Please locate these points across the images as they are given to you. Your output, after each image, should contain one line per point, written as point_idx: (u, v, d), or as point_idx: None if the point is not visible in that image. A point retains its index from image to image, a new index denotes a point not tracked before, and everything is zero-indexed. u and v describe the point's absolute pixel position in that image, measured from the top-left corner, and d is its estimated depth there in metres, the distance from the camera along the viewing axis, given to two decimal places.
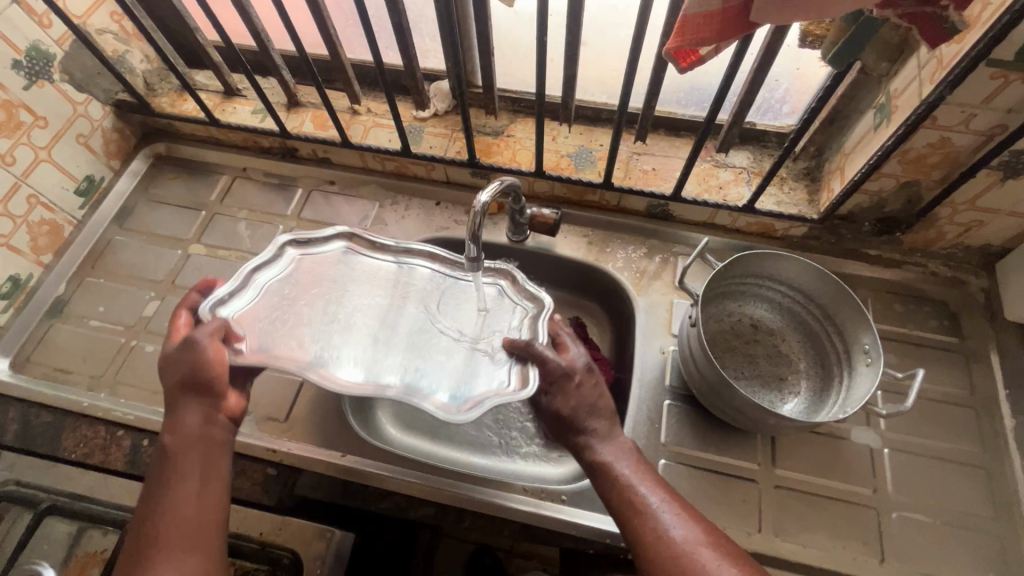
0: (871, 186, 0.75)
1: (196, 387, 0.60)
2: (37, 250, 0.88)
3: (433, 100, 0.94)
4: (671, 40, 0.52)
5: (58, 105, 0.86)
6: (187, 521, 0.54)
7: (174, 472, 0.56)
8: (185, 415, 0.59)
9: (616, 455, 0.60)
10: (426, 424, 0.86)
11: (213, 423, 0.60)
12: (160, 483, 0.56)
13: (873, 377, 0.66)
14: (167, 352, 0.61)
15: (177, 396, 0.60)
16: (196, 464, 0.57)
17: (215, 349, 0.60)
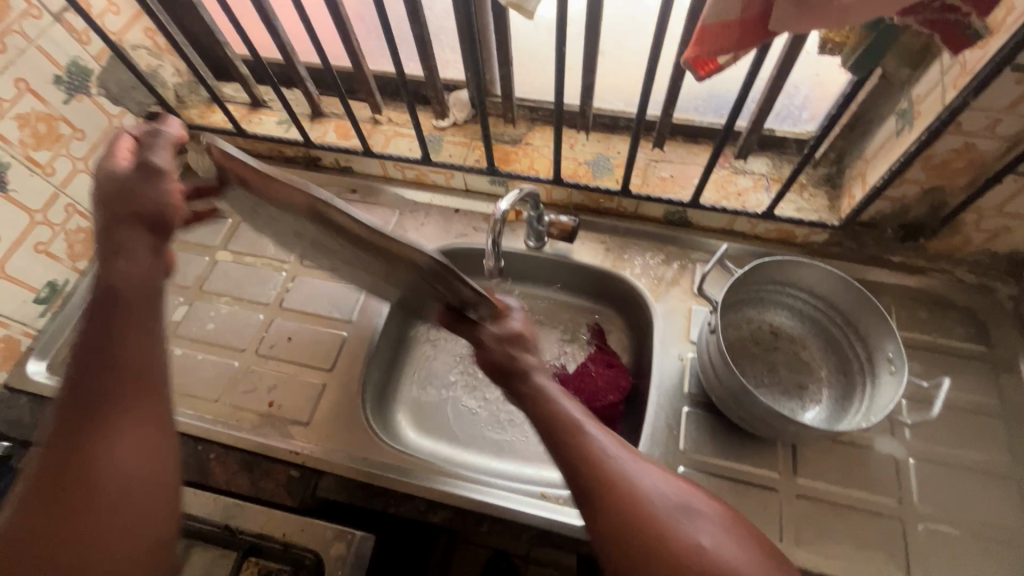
0: (894, 192, 0.74)
1: (151, 220, 0.55)
2: (74, 256, 0.91)
3: (453, 110, 0.96)
4: (689, 49, 0.53)
5: (95, 118, 0.89)
6: (124, 355, 0.47)
7: (115, 313, 0.48)
8: (133, 245, 0.53)
9: (553, 387, 0.55)
10: (446, 429, 0.87)
11: (161, 260, 0.54)
12: (93, 312, 0.48)
13: (896, 386, 0.65)
14: (122, 175, 0.55)
15: (127, 221, 0.54)
16: (132, 301, 0.50)
17: (174, 193, 0.56)
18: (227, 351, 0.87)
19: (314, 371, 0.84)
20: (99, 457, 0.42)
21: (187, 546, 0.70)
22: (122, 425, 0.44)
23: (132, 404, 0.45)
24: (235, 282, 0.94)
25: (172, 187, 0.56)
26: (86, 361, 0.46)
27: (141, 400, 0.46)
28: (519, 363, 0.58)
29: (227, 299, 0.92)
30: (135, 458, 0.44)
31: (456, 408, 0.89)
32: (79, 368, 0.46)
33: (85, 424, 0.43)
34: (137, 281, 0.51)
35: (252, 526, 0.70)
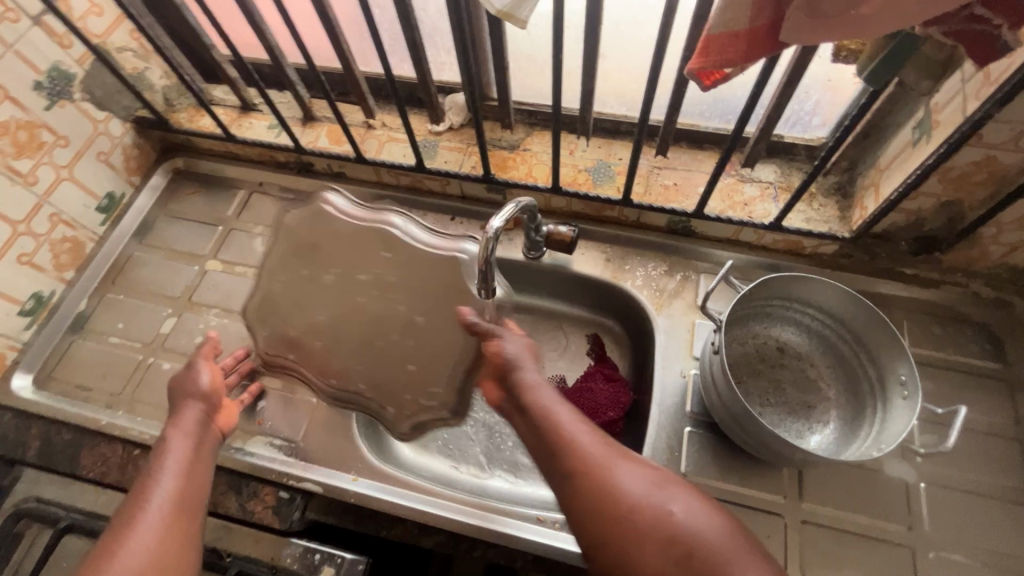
0: (909, 205, 0.71)
1: (197, 398, 0.66)
2: (59, 267, 0.89)
3: (448, 114, 0.93)
4: (693, 60, 0.49)
5: (79, 125, 0.87)
6: (184, 487, 0.57)
7: (169, 456, 0.59)
8: (184, 414, 0.64)
9: (540, 388, 0.60)
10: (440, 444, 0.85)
11: (210, 426, 0.65)
12: (154, 462, 0.59)
13: (908, 412, 0.62)
14: (175, 381, 0.68)
15: (179, 402, 0.66)
16: (186, 445, 0.61)
17: (211, 374, 0.69)
18: None
19: (305, 386, 0.82)
20: (144, 540, 0.51)
21: None
22: (164, 520, 0.53)
23: (183, 514, 0.55)
24: (225, 292, 0.91)
25: (210, 371, 0.69)
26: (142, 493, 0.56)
27: (185, 513, 0.55)
28: (513, 368, 0.62)
29: (216, 310, 0.90)
30: (156, 546, 0.51)
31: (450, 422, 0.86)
32: (136, 491, 0.56)
33: (132, 529, 0.52)
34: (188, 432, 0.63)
35: (242, 549, 0.71)
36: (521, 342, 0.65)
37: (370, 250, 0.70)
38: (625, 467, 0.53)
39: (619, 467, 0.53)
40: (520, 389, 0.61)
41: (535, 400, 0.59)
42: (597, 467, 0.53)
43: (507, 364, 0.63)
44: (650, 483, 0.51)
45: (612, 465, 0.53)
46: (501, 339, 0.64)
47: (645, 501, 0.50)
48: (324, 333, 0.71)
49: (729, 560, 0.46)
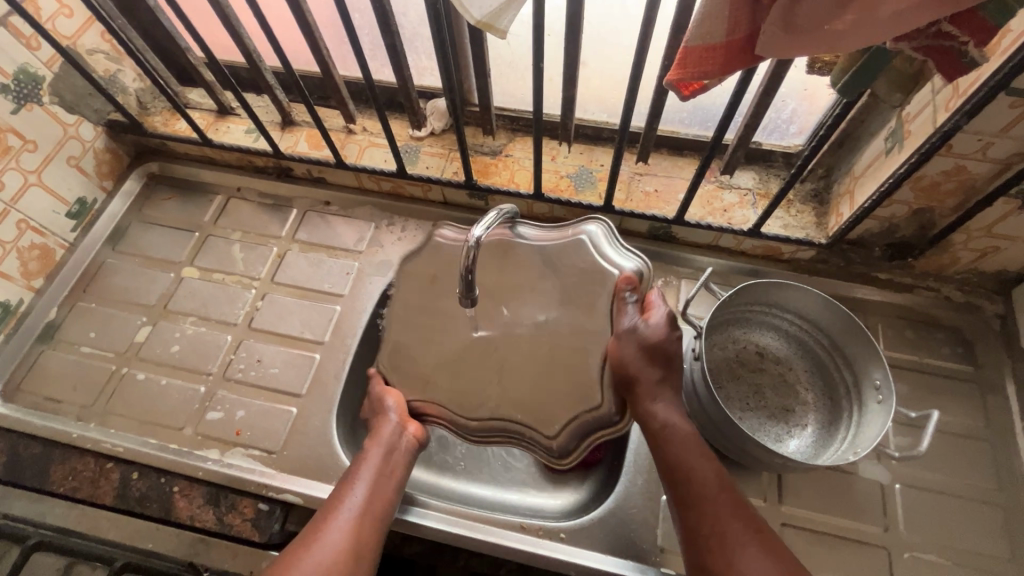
0: (882, 212, 0.72)
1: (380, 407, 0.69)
2: (28, 275, 0.86)
3: (430, 119, 0.92)
4: (672, 71, 0.50)
5: (48, 128, 0.84)
6: (368, 505, 0.62)
7: (366, 469, 0.64)
8: (383, 424, 0.67)
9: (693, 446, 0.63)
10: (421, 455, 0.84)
11: (404, 437, 0.67)
12: (354, 467, 0.65)
13: (884, 416, 0.63)
14: (371, 396, 0.71)
15: (379, 410, 0.69)
16: (380, 459, 0.65)
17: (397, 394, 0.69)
18: (193, 375, 0.83)
19: (285, 396, 0.81)
20: (325, 552, 0.57)
21: None
22: (347, 532, 0.59)
23: (363, 532, 0.60)
24: (201, 300, 0.89)
25: (398, 396, 0.69)
26: (339, 498, 0.62)
27: (364, 531, 0.60)
28: (653, 412, 0.64)
29: (193, 318, 0.88)
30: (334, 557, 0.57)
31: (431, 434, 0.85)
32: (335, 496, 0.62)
33: (322, 533, 0.58)
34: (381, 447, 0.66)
35: (219, 563, 0.70)
36: (637, 341, 0.66)
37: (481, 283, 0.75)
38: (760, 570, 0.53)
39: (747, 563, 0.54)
40: (664, 436, 0.63)
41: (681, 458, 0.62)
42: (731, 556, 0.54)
43: (631, 379, 0.65)
44: None
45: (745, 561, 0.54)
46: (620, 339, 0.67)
47: None
48: (472, 360, 0.70)
49: None
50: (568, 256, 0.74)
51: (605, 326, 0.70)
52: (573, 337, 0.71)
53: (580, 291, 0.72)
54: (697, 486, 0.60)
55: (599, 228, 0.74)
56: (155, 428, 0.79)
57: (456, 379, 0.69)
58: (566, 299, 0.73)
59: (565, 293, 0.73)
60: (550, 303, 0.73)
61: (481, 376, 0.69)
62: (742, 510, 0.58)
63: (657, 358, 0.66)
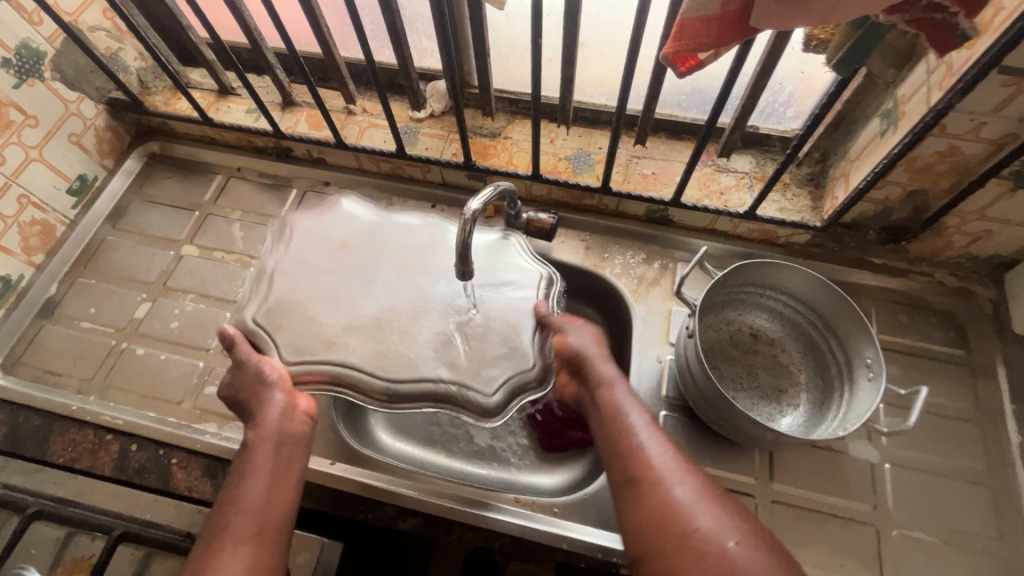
0: (877, 194, 0.73)
1: (267, 389, 0.62)
2: (28, 250, 0.87)
3: (430, 101, 0.93)
4: (668, 44, 0.50)
5: (49, 105, 0.85)
6: (267, 509, 0.56)
7: (255, 467, 0.58)
8: (268, 410, 0.61)
9: (618, 386, 0.64)
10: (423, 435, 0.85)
11: (292, 418, 0.62)
12: (240, 471, 0.59)
13: (874, 392, 0.64)
14: (241, 366, 0.63)
15: (255, 399, 0.62)
16: (269, 454, 0.60)
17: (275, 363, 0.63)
18: (192, 350, 0.84)
19: None
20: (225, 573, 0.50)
21: (149, 555, 0.70)
22: (245, 550, 0.52)
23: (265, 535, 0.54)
24: (201, 278, 0.90)
25: (278, 363, 0.63)
26: (228, 506, 0.56)
27: (263, 542, 0.53)
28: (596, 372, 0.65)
29: (192, 295, 0.89)
30: None
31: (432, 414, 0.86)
32: (222, 512, 0.55)
33: (219, 545, 0.52)
34: (265, 438, 0.60)
35: None
36: (585, 331, 0.68)
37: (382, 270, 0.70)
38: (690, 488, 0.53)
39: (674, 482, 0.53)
40: (599, 388, 0.64)
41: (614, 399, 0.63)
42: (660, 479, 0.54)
43: (577, 359, 0.67)
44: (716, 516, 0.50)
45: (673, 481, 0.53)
46: (567, 332, 0.67)
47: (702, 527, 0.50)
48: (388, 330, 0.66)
49: None
50: (489, 270, 0.71)
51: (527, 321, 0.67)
52: (499, 326, 0.66)
53: (500, 283, 0.70)
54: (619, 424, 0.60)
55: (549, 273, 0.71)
56: (154, 402, 0.80)
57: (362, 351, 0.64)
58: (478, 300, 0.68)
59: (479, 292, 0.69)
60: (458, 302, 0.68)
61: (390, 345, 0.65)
62: (650, 417, 0.61)
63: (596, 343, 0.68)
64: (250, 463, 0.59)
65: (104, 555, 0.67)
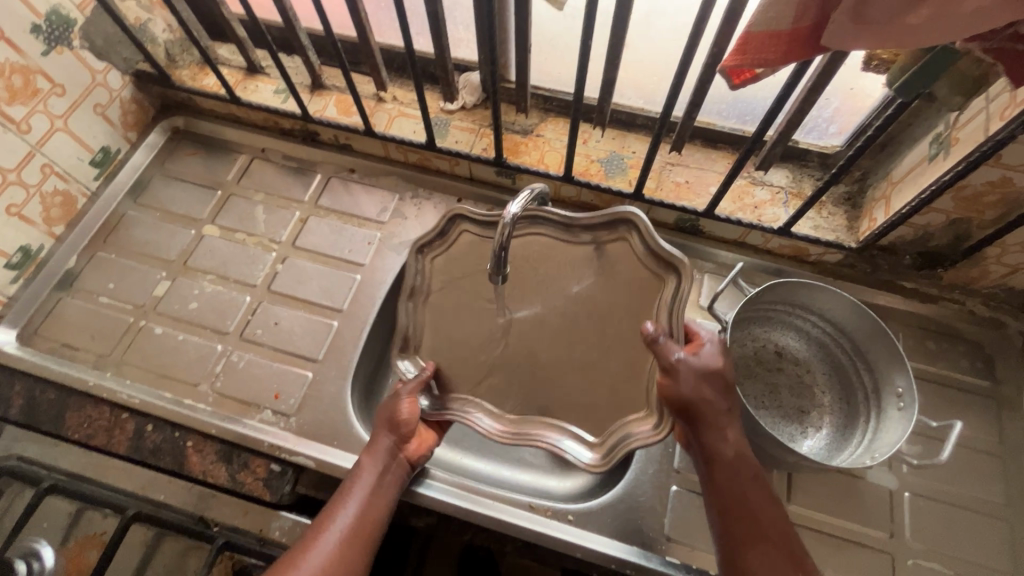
0: (919, 220, 0.72)
1: (387, 423, 0.65)
2: (49, 221, 0.86)
3: (462, 93, 0.91)
4: (729, 57, 0.49)
5: (77, 73, 0.83)
6: (361, 520, 0.60)
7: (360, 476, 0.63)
8: (379, 442, 0.66)
9: (744, 467, 0.59)
10: (505, 322, 0.67)
11: (398, 457, 0.65)
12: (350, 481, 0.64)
13: (905, 423, 0.63)
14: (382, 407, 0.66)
15: (377, 427, 0.67)
16: (372, 480, 0.63)
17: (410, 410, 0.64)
18: (210, 333, 0.84)
19: (303, 361, 0.82)
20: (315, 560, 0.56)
21: (159, 536, 0.71)
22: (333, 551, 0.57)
23: (355, 545, 0.58)
24: (221, 259, 0.89)
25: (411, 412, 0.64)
26: (331, 511, 0.60)
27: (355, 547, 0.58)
28: (710, 440, 0.60)
29: (211, 277, 0.88)
30: None
31: (538, 231, 0.69)
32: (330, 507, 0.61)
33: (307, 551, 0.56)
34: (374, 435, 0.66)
35: (228, 519, 0.70)
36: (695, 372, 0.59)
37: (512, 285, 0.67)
38: None
39: None
40: (719, 460, 0.59)
41: (734, 479, 0.58)
42: None
43: (695, 409, 0.59)
44: None
45: None
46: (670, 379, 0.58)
47: None
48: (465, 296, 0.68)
49: None
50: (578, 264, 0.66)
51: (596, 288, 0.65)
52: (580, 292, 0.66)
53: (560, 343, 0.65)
54: (747, 520, 0.56)
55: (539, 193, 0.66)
56: (170, 382, 0.80)
57: (467, 269, 0.70)
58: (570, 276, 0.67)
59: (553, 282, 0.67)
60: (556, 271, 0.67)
61: (457, 338, 0.67)
62: (784, 530, 0.56)
63: (714, 387, 0.60)
64: (353, 480, 0.63)
65: (116, 534, 0.67)
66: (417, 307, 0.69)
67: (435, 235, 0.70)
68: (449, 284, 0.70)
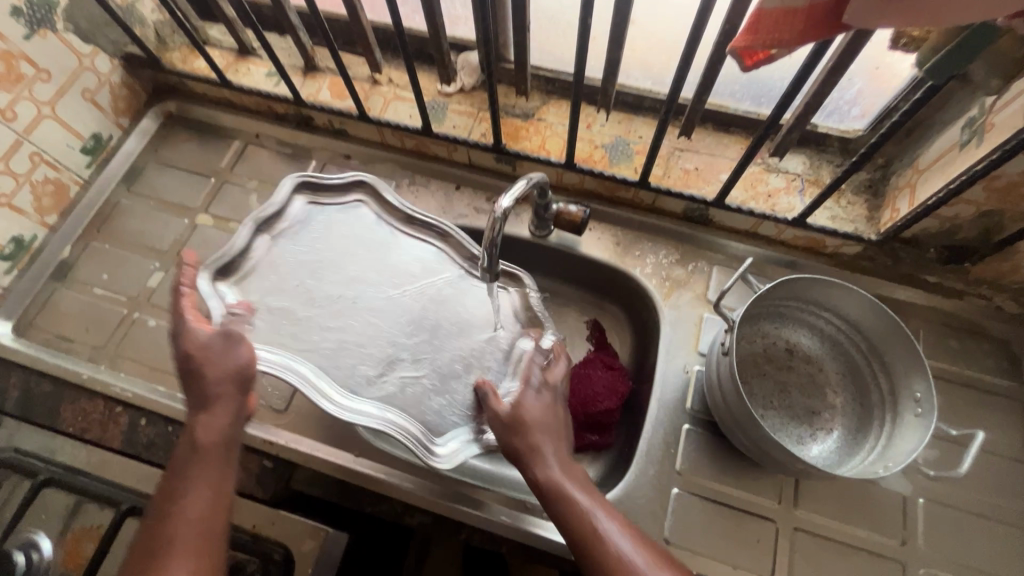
0: (946, 211, 0.67)
1: (232, 380, 0.59)
2: (41, 211, 0.84)
3: (460, 74, 0.86)
4: (739, 37, 0.44)
5: (63, 58, 0.80)
6: (215, 498, 0.53)
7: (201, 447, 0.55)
8: (218, 405, 0.58)
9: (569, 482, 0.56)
10: (349, 289, 0.74)
11: (240, 417, 0.59)
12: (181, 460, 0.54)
13: (922, 430, 0.59)
14: (197, 349, 0.60)
15: (211, 381, 0.58)
16: (216, 450, 0.56)
17: (249, 350, 0.62)
18: None
19: None
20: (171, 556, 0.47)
21: None
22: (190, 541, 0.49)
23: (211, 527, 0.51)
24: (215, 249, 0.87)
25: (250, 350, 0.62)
26: (166, 508, 0.51)
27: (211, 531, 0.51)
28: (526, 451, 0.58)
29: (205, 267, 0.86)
30: None
31: (435, 248, 0.78)
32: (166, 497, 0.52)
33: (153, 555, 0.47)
34: (193, 401, 0.58)
35: None
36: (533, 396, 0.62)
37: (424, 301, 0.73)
38: None
39: None
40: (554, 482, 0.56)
41: (577, 500, 0.54)
42: None
43: (522, 429, 0.59)
44: None
45: None
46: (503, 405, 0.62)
47: None
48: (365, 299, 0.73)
49: None
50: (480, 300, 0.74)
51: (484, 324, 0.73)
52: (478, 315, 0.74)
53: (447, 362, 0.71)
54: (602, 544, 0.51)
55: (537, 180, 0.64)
56: (164, 376, 0.79)
57: (346, 236, 0.77)
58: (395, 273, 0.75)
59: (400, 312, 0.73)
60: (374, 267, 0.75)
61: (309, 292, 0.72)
62: (639, 541, 0.52)
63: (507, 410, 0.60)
64: (191, 461, 0.54)
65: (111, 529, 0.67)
66: (270, 241, 0.74)
67: (332, 201, 0.78)
68: (323, 242, 0.76)
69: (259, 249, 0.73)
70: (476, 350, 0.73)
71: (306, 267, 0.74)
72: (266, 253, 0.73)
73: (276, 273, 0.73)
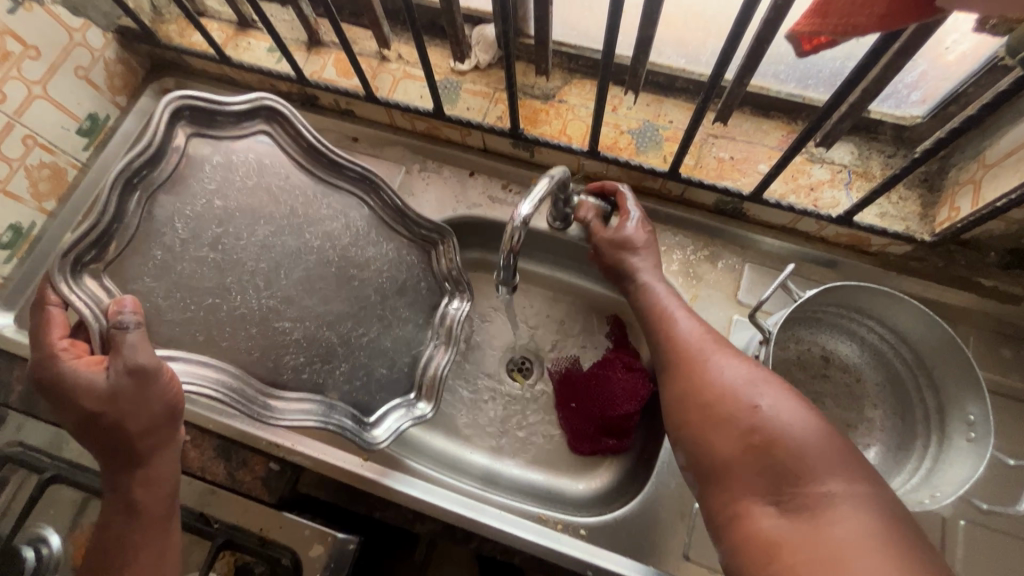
0: (1015, 212, 0.60)
1: (163, 419, 0.55)
2: (39, 196, 0.80)
3: (475, 50, 0.79)
4: (801, 20, 0.39)
5: (52, 32, 0.75)
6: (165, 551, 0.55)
7: (139, 501, 0.54)
8: (151, 452, 0.55)
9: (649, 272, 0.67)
10: (261, 250, 0.68)
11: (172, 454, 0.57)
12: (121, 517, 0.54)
13: (975, 460, 0.54)
14: (95, 393, 0.51)
15: (138, 432, 0.53)
16: (159, 501, 0.55)
17: (169, 378, 0.55)
18: None
19: None
20: None
21: None
22: None
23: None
24: None
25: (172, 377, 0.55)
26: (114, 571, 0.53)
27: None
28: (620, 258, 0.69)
29: None
30: None
31: (359, 201, 0.74)
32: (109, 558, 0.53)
33: None
34: (114, 453, 0.54)
35: (229, 517, 0.65)
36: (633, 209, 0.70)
37: (340, 261, 0.71)
38: (739, 367, 0.52)
39: (728, 364, 0.53)
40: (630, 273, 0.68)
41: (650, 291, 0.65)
42: (702, 360, 0.54)
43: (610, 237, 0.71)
44: (769, 391, 0.49)
45: (720, 362, 0.53)
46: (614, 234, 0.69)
47: (740, 388, 0.50)
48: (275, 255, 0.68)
49: (811, 460, 0.44)
50: (390, 260, 0.74)
51: (400, 271, 0.75)
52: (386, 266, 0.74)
53: (364, 334, 0.71)
54: (662, 313, 0.62)
55: (560, 178, 0.62)
56: None
57: (249, 182, 0.68)
58: (313, 219, 0.71)
59: (303, 262, 0.69)
60: (277, 209, 0.69)
61: (210, 265, 0.65)
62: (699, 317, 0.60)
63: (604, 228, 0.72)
64: (130, 525, 0.53)
65: None
66: (147, 199, 0.63)
67: (233, 135, 0.69)
68: (222, 190, 0.67)
69: (131, 212, 0.62)
70: (396, 321, 0.73)
71: (201, 229, 0.65)
72: (144, 212, 0.63)
73: (158, 249, 0.63)
